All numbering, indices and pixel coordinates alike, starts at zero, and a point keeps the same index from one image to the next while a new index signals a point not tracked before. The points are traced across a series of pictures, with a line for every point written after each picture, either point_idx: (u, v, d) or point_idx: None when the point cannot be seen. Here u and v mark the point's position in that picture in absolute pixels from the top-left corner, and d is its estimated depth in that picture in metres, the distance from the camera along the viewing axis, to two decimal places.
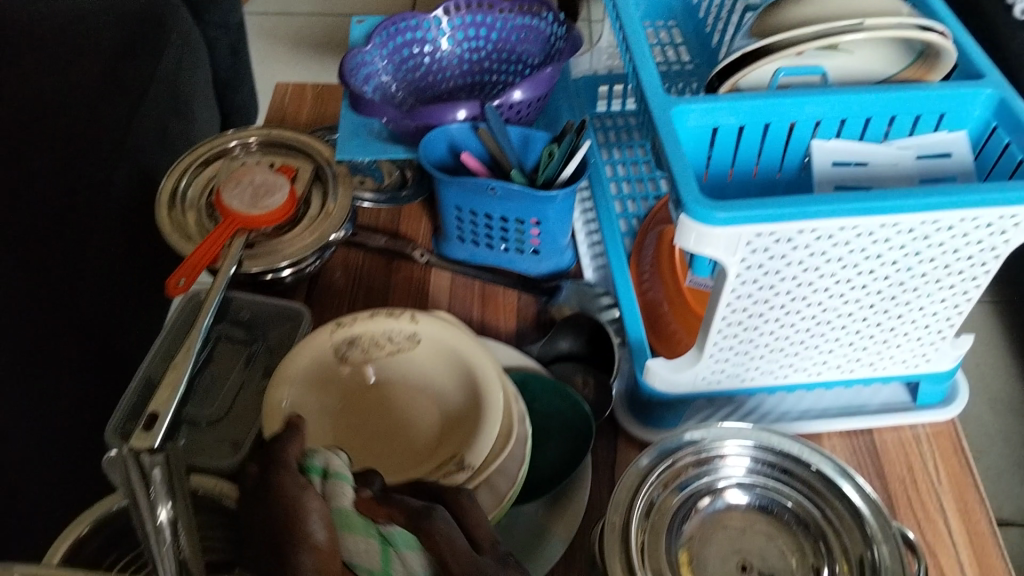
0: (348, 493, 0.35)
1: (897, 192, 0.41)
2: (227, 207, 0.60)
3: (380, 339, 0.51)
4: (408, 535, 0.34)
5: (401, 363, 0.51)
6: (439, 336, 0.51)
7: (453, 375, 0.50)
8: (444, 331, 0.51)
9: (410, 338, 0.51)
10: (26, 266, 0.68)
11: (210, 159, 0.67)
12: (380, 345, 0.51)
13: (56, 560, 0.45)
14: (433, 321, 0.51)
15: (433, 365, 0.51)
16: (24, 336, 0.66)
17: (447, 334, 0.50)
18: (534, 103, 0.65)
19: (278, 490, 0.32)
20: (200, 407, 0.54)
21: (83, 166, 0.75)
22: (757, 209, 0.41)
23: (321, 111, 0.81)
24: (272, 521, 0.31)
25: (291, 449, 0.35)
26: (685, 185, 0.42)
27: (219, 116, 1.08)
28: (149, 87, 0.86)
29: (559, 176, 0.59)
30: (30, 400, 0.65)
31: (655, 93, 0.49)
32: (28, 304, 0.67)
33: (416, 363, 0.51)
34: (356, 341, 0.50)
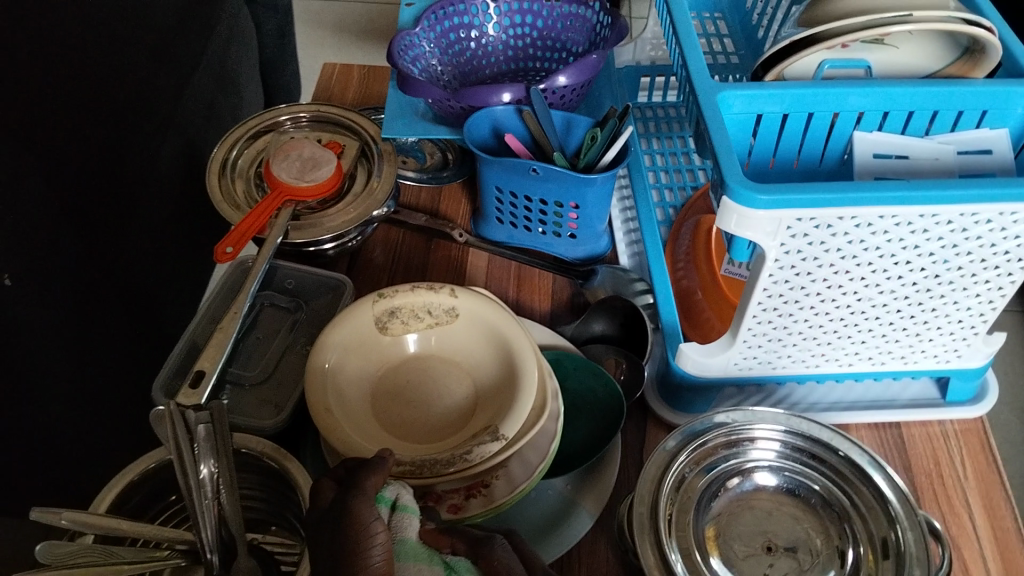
0: (413, 526, 0.37)
1: (938, 183, 0.42)
2: (276, 178, 0.62)
3: (421, 311, 0.52)
4: (467, 564, 0.37)
5: (441, 335, 0.53)
6: (477, 310, 0.52)
7: (490, 350, 0.51)
8: (482, 305, 0.52)
9: (450, 312, 0.52)
10: (79, 230, 0.70)
11: (260, 132, 0.69)
12: (420, 316, 0.52)
13: (102, 509, 0.46)
14: (472, 296, 0.52)
15: (471, 339, 0.52)
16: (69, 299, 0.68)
17: (485, 309, 0.52)
18: (578, 88, 0.66)
19: (353, 517, 0.35)
20: (245, 369, 0.56)
21: (134, 137, 0.77)
22: (800, 194, 0.42)
23: (366, 92, 0.83)
24: (340, 544, 0.34)
25: (371, 478, 0.38)
26: (729, 170, 0.43)
27: (264, 95, 1.10)
28: (198, 63, 0.88)
29: (600, 160, 0.60)
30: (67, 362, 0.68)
31: (701, 78, 0.50)
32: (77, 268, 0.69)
33: (455, 335, 0.52)
34: (397, 311, 0.51)
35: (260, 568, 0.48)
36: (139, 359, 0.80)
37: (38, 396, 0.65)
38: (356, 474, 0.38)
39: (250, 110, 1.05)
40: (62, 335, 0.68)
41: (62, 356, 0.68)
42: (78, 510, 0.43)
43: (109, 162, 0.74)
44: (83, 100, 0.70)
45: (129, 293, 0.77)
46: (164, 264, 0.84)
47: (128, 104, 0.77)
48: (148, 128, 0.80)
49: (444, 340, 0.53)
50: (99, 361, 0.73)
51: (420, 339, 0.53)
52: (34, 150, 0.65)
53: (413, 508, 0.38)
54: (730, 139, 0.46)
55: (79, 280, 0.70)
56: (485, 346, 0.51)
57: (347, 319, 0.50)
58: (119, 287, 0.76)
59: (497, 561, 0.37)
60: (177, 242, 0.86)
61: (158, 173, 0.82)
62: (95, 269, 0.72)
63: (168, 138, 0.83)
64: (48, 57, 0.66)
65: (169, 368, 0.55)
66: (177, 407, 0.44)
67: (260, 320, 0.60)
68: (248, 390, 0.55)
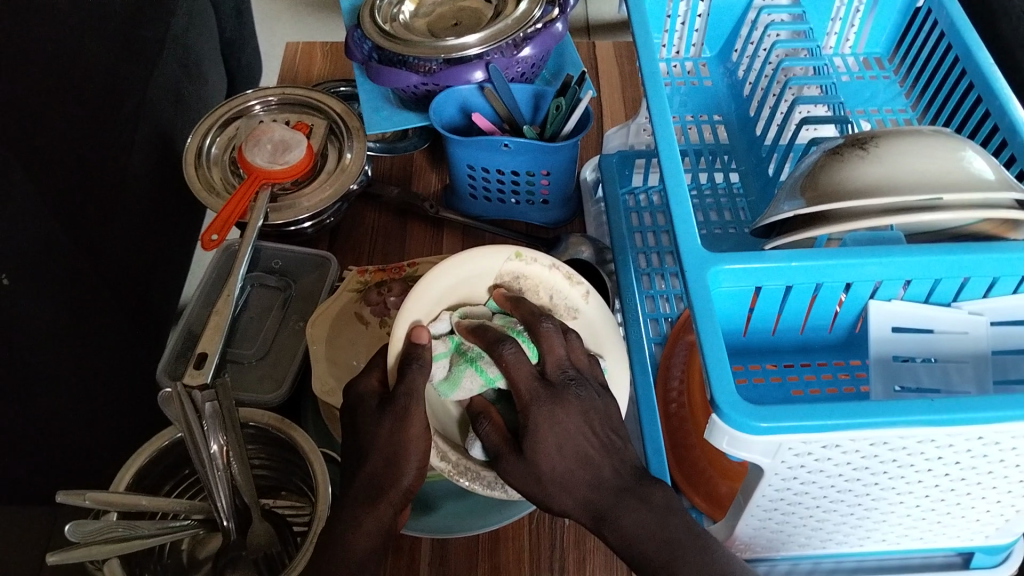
0: (465, 385, 0.47)
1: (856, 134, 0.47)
2: (251, 164, 0.64)
3: (444, 280, 0.51)
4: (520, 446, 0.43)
5: (449, 299, 0.52)
6: (484, 267, 0.52)
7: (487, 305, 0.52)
8: (494, 260, 0.52)
9: (460, 275, 0.52)
10: (66, 226, 0.73)
11: (231, 118, 0.71)
12: (443, 287, 0.51)
13: (123, 487, 0.49)
14: (486, 256, 0.52)
15: (476, 292, 0.53)
16: (60, 294, 0.71)
17: (499, 262, 0.52)
18: (537, 62, 0.69)
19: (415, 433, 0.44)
20: (244, 347, 0.59)
21: (108, 128, 0.79)
22: None
23: (332, 68, 0.85)
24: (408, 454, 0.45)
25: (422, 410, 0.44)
26: (663, 140, 0.49)
27: (225, 76, 1.11)
28: (161, 51, 0.89)
29: (563, 130, 0.64)
30: (66, 353, 0.71)
31: (648, 59, 0.53)
32: (66, 264, 0.72)
33: (463, 295, 0.53)
34: (427, 291, 0.50)
35: (274, 532, 0.52)
36: (127, 346, 0.83)
37: (46, 390, 0.67)
38: (402, 403, 0.45)
39: (214, 91, 1.06)
40: (60, 328, 0.70)
41: (65, 349, 0.71)
42: (99, 490, 0.46)
43: (85, 155, 0.76)
44: (57, 96, 0.71)
45: (112, 283, 0.80)
46: (141, 251, 0.86)
47: (98, 97, 0.78)
48: (120, 118, 0.81)
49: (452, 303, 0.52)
50: (96, 351, 0.76)
51: (438, 309, 0.51)
52: (17, 150, 0.66)
53: (455, 382, 0.47)
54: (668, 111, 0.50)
55: (71, 272, 0.73)
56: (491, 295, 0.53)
57: (413, 306, 0.49)
58: (105, 275, 0.78)
59: (538, 446, 0.42)
60: (153, 230, 0.89)
61: (132, 162, 0.84)
62: (83, 262, 0.75)
63: (140, 127, 0.85)
64: (21, 56, 0.67)
65: (171, 354, 0.59)
66: (183, 387, 0.47)
67: (252, 300, 0.63)
68: (251, 366, 0.59)
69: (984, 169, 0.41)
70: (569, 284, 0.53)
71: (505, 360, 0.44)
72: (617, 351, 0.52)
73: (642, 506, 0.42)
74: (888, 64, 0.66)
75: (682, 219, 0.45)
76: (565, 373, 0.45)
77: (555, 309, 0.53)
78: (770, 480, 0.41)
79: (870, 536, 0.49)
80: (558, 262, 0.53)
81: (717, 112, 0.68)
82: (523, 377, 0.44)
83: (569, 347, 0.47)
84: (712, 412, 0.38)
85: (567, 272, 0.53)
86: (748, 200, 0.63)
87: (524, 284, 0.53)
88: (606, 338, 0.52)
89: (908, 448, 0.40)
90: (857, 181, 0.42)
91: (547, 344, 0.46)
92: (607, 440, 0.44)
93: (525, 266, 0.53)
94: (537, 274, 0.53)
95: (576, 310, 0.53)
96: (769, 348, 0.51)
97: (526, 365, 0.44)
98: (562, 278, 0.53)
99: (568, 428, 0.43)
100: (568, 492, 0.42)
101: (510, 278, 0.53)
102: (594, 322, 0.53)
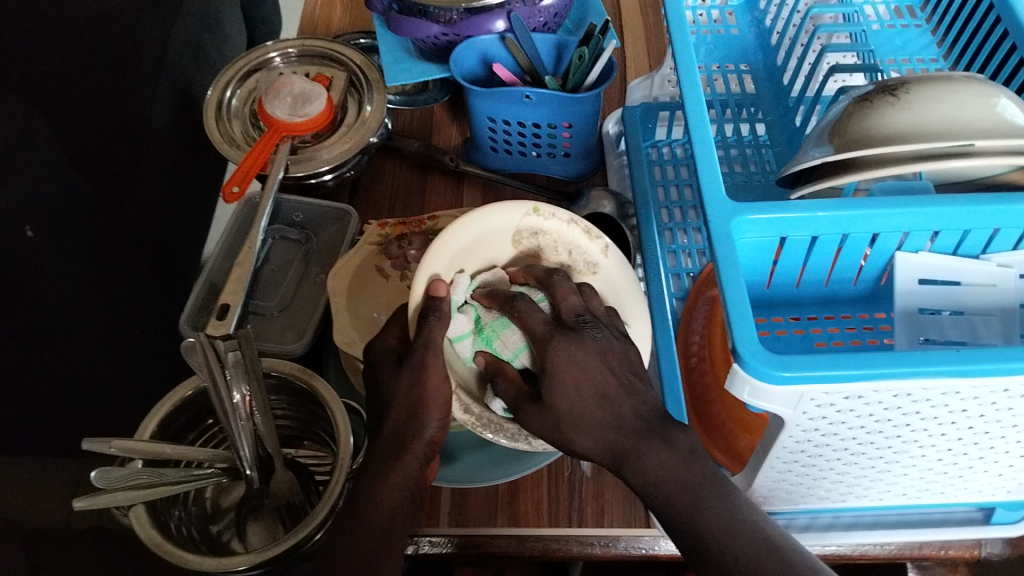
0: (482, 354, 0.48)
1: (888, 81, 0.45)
2: (271, 116, 0.64)
3: (469, 233, 0.51)
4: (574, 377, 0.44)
5: (471, 256, 0.52)
6: (504, 222, 0.52)
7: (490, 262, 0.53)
8: (514, 216, 0.52)
9: (482, 230, 0.52)
10: (92, 183, 0.73)
11: (252, 70, 0.70)
12: (466, 241, 0.51)
13: (148, 436, 0.50)
14: (506, 212, 0.52)
15: (496, 248, 0.53)
16: (86, 246, 0.71)
17: (518, 218, 0.52)
18: (561, 11, 0.68)
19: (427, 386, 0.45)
20: (265, 300, 0.60)
21: (129, 83, 0.79)
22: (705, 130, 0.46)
23: (351, 20, 0.84)
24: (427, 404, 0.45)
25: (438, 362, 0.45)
26: (687, 86, 0.48)
27: (245, 31, 1.10)
28: (181, 4, 0.89)
29: (585, 81, 0.63)
30: (92, 307, 0.71)
31: (672, 9, 0.52)
32: (92, 218, 0.72)
33: (486, 249, 0.53)
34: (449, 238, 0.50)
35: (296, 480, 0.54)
36: (150, 301, 0.83)
37: (72, 343, 0.68)
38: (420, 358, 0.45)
39: (233, 46, 1.05)
40: (87, 279, 0.71)
41: (92, 303, 0.72)
42: (124, 437, 0.47)
43: (106, 109, 0.75)
44: (78, 47, 0.71)
45: (134, 238, 0.80)
46: (161, 206, 0.87)
47: (124, 53, 0.78)
48: (142, 74, 0.81)
49: (473, 261, 0.52)
50: (121, 302, 0.77)
51: (458, 265, 0.51)
52: (38, 102, 0.66)
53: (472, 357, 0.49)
54: (693, 61, 0.49)
55: (96, 226, 0.73)
56: (509, 251, 0.53)
57: (436, 256, 0.49)
58: (125, 225, 0.78)
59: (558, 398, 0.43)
60: (174, 186, 0.89)
61: (155, 117, 0.84)
62: (108, 217, 0.75)
63: (161, 82, 0.85)
64: (44, 10, 0.67)
65: (193, 305, 0.59)
66: (206, 337, 0.46)
67: (273, 253, 0.63)
68: (272, 318, 0.59)
69: (1019, 118, 0.40)
70: (588, 239, 0.53)
71: (517, 310, 0.46)
72: (639, 308, 0.52)
73: (666, 447, 0.41)
74: (920, 13, 0.64)
75: (706, 167, 0.45)
76: (581, 317, 0.46)
77: (573, 264, 0.54)
78: (791, 431, 0.41)
79: (890, 491, 0.49)
80: (577, 218, 0.53)
81: (744, 62, 0.67)
82: (536, 323, 0.45)
83: (585, 298, 0.48)
84: (732, 362, 0.38)
85: (585, 227, 0.53)
86: (774, 152, 0.62)
87: (542, 240, 0.53)
88: (624, 289, 0.53)
89: (931, 400, 0.39)
90: (884, 127, 0.41)
91: (562, 294, 0.47)
92: (626, 378, 0.44)
93: (544, 221, 0.53)
94: (555, 230, 0.53)
95: (596, 265, 0.53)
96: (791, 301, 0.50)
97: (538, 314, 0.46)
98: (581, 234, 0.53)
99: (583, 366, 0.43)
100: (592, 427, 0.42)
101: (528, 233, 0.53)
102: (613, 278, 0.53)
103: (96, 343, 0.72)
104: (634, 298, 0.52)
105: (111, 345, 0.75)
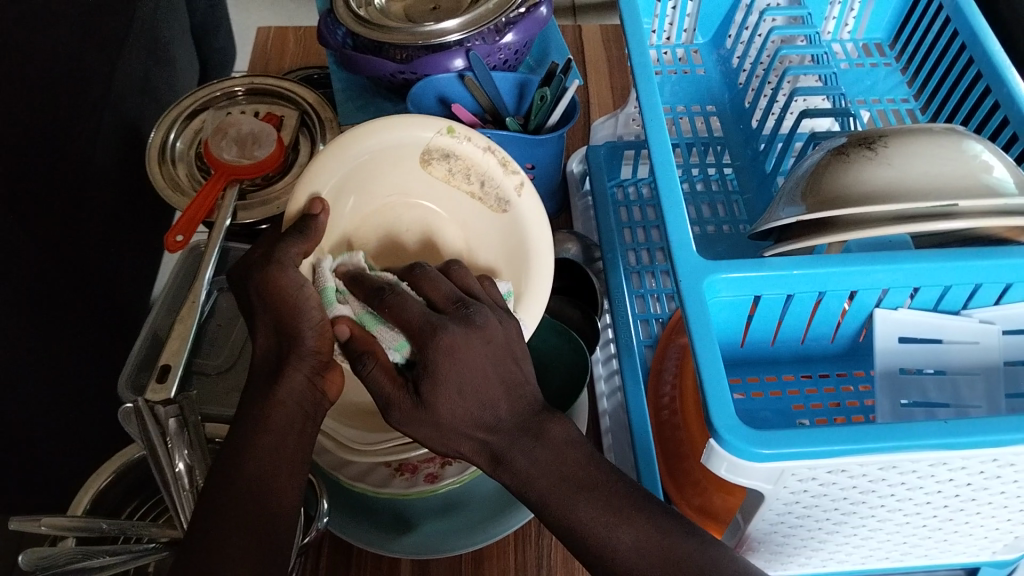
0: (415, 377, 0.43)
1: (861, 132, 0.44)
2: (217, 158, 0.60)
3: (368, 147, 0.45)
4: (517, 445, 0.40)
5: (374, 165, 0.46)
6: (413, 134, 0.46)
7: (399, 160, 0.47)
8: (421, 132, 0.46)
9: (385, 143, 0.45)
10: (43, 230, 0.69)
11: (198, 110, 0.67)
12: (364, 152, 0.45)
13: (81, 511, 0.47)
14: (416, 126, 0.46)
15: (403, 158, 0.47)
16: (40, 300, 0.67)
17: (428, 135, 0.46)
18: (521, 48, 0.65)
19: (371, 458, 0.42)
20: (209, 358, 0.57)
21: (75, 123, 0.75)
22: (670, 179, 0.43)
23: (304, 55, 0.81)
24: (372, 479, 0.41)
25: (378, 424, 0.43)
26: (652, 131, 0.45)
27: (197, 63, 1.07)
28: (127, 38, 0.85)
29: (548, 122, 0.60)
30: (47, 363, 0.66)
31: (637, 50, 0.50)
32: (44, 266, 0.68)
33: (392, 161, 0.47)
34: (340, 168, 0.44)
35: None
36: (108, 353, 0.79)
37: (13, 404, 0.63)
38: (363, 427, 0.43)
39: (184, 79, 1.02)
40: (48, 325, 0.67)
41: (52, 356, 0.67)
42: (56, 515, 0.44)
43: (58, 147, 0.72)
44: (23, 85, 0.67)
45: (89, 285, 0.76)
46: (117, 242, 0.83)
47: (69, 90, 0.74)
48: (87, 112, 0.77)
49: (377, 170, 0.46)
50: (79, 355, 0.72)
51: (356, 173, 0.45)
52: None
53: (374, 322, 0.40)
54: (658, 104, 0.47)
55: (49, 275, 0.68)
56: (418, 167, 0.47)
57: (318, 173, 0.44)
58: (85, 269, 0.75)
59: None
60: (124, 226, 0.85)
61: (101, 156, 0.80)
62: (62, 265, 0.71)
63: (107, 120, 0.81)
64: None
65: (134, 361, 0.55)
66: (146, 404, 0.42)
67: (219, 306, 0.60)
68: (214, 379, 0.56)
69: (1004, 178, 0.38)
70: (503, 171, 0.48)
71: (386, 306, 0.38)
72: (541, 280, 0.48)
73: None
74: (889, 50, 0.63)
75: (675, 221, 0.42)
76: (455, 303, 0.39)
77: (485, 197, 0.49)
78: (771, 505, 0.39)
79: (871, 555, 0.47)
80: (495, 145, 0.48)
81: (710, 103, 0.65)
82: (407, 313, 0.38)
83: (455, 278, 0.41)
84: (709, 438, 0.35)
85: (502, 158, 0.48)
86: (744, 196, 0.60)
87: (455, 163, 0.48)
88: (530, 254, 0.48)
89: (918, 472, 0.37)
90: (864, 185, 0.39)
91: (429, 284, 0.40)
92: (509, 375, 0.38)
93: (457, 143, 0.47)
94: (469, 155, 0.47)
95: (507, 202, 0.48)
96: (767, 359, 0.49)
97: (412, 300, 0.38)
98: (497, 164, 0.48)
99: (469, 364, 0.37)
100: None
101: (439, 154, 0.47)
102: (525, 219, 0.48)
103: (57, 403, 0.67)
104: (540, 248, 0.48)
105: (72, 401, 0.70)
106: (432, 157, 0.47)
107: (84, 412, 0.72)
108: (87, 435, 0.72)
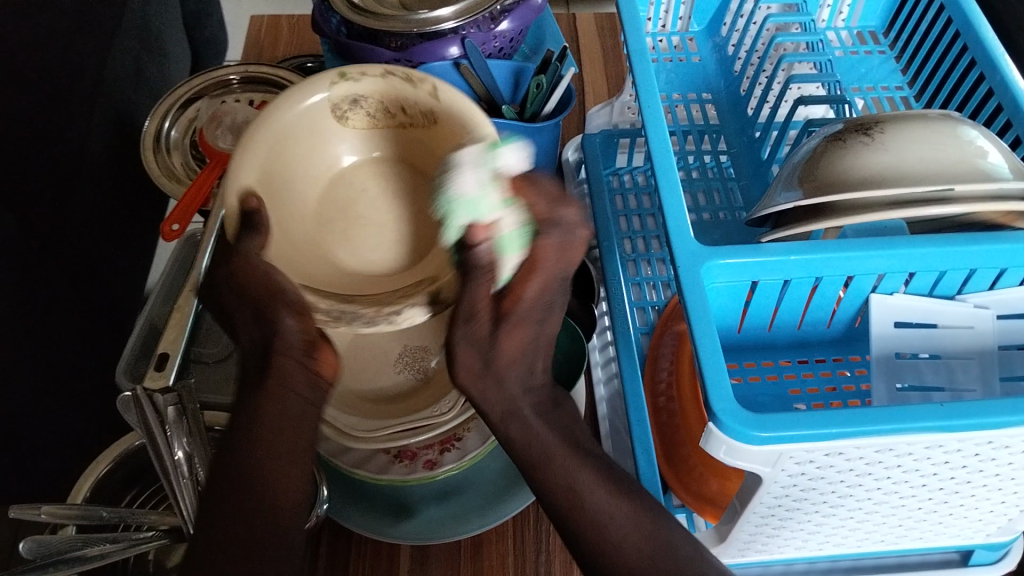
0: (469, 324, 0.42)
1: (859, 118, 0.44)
2: (215, 147, 0.59)
3: (275, 128, 0.42)
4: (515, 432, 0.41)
5: (295, 146, 0.44)
6: (310, 99, 0.44)
7: (313, 133, 0.45)
8: (315, 93, 0.44)
9: (289, 119, 0.43)
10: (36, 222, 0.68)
11: (191, 99, 0.67)
12: (273, 133, 0.42)
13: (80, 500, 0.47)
14: (304, 93, 0.43)
15: (318, 127, 0.45)
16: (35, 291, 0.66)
17: (322, 93, 0.44)
18: (516, 36, 0.65)
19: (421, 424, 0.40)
20: (206, 347, 0.57)
21: (68, 113, 0.74)
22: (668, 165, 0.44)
23: (298, 44, 0.80)
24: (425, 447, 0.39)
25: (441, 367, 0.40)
26: (650, 118, 0.46)
27: (189, 52, 1.06)
28: (120, 25, 0.84)
29: (543, 110, 0.60)
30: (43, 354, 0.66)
31: (634, 38, 0.50)
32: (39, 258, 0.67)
33: (312, 135, 0.45)
34: (260, 156, 0.41)
35: None
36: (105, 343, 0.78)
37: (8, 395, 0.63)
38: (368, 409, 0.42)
39: (176, 67, 1.01)
40: (43, 316, 0.66)
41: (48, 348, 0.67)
42: (55, 504, 0.44)
43: (51, 138, 0.71)
44: None
45: (84, 277, 0.75)
46: (111, 233, 0.82)
47: (62, 80, 0.73)
48: (81, 102, 0.76)
49: (301, 148, 0.44)
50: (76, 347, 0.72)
51: (276, 156, 0.42)
52: None
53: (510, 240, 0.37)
54: (656, 91, 0.47)
55: (44, 267, 0.68)
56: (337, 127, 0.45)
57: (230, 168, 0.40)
58: (81, 260, 0.74)
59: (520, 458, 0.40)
60: (118, 216, 0.84)
61: (95, 146, 0.79)
62: (56, 256, 0.70)
63: (101, 110, 0.80)
64: None
65: (132, 351, 0.55)
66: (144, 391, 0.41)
67: None
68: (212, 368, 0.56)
69: (999, 164, 0.39)
70: (411, 85, 0.44)
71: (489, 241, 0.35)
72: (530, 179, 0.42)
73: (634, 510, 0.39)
74: (883, 38, 0.63)
75: (674, 207, 0.42)
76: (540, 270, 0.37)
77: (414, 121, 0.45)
78: (768, 488, 0.39)
79: (867, 537, 0.47)
80: (392, 66, 0.44)
81: (706, 91, 0.65)
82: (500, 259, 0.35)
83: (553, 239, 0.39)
84: (708, 421, 0.36)
85: (404, 73, 0.44)
86: (740, 183, 0.60)
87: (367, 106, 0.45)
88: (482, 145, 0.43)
89: (914, 454, 0.38)
90: (860, 170, 0.40)
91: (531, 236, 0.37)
92: None
93: (354, 84, 0.44)
94: (371, 90, 0.44)
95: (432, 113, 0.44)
96: (764, 345, 0.49)
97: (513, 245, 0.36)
98: (402, 82, 0.44)
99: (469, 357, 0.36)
100: None
101: (347, 103, 0.45)
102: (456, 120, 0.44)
103: (53, 393, 0.67)
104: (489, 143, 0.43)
105: (69, 392, 0.70)
106: (330, 117, 0.45)
107: (81, 403, 0.72)
108: (85, 425, 0.72)
